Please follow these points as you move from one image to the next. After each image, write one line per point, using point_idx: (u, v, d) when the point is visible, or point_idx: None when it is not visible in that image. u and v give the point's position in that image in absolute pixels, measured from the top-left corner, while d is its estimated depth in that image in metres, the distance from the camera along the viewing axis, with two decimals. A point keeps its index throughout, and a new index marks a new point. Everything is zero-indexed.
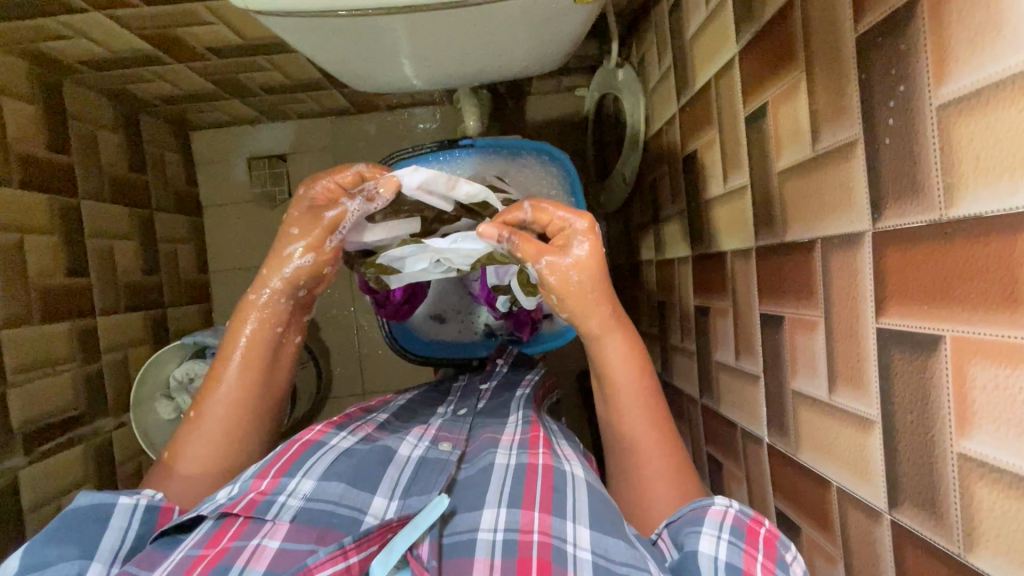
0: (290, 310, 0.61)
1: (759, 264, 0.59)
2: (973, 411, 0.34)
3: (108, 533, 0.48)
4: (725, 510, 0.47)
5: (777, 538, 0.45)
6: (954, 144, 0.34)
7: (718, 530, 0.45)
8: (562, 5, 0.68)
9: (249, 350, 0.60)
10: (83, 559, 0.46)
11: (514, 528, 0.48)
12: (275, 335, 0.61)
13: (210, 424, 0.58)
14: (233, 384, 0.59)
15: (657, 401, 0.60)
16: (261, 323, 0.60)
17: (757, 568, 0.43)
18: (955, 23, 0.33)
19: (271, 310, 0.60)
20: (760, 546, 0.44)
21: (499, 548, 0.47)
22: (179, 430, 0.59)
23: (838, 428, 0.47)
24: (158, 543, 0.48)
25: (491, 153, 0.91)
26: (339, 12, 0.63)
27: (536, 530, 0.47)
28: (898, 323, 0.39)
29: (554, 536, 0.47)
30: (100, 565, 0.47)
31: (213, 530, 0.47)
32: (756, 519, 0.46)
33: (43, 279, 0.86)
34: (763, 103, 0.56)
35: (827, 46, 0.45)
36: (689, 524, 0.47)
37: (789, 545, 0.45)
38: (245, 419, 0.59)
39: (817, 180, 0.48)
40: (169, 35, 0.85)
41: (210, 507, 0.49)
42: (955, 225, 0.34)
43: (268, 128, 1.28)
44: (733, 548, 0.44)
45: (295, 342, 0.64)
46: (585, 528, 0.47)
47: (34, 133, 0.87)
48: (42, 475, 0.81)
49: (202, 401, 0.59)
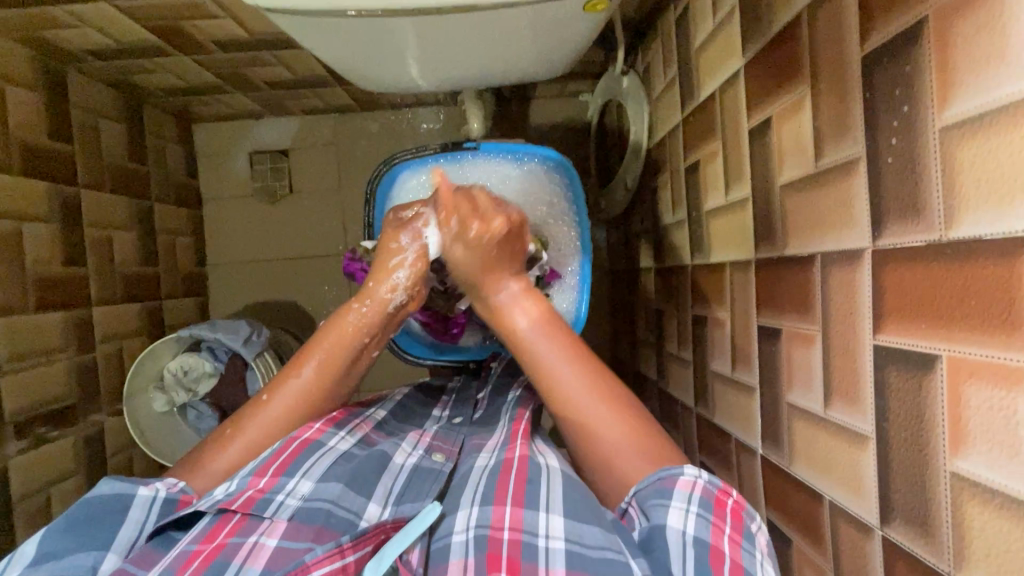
0: (383, 322, 0.63)
1: (758, 276, 0.59)
2: (968, 430, 0.35)
3: (126, 524, 0.49)
4: (694, 480, 0.46)
5: (743, 509, 0.46)
6: (956, 166, 0.35)
7: (687, 503, 0.44)
8: (571, 13, 0.69)
9: (337, 344, 0.60)
10: (99, 551, 0.47)
11: (486, 524, 0.47)
12: (360, 344, 0.61)
13: (279, 408, 0.58)
14: (310, 381, 0.59)
15: (569, 332, 0.58)
16: (356, 325, 0.61)
17: (724, 542, 0.43)
18: (960, 47, 0.34)
19: (369, 317, 0.62)
20: (727, 518, 0.44)
21: (472, 546, 0.46)
22: (246, 407, 0.58)
23: (832, 441, 0.47)
24: (154, 542, 0.49)
25: (496, 157, 0.92)
26: (348, 12, 0.63)
27: (507, 526, 0.47)
28: (894, 341, 0.40)
29: (526, 531, 0.46)
30: (114, 556, 0.48)
31: (210, 527, 0.48)
32: (723, 490, 0.46)
33: (40, 267, 0.85)
34: (766, 117, 0.56)
35: (832, 63, 0.45)
36: (655, 494, 0.46)
37: (753, 515, 0.46)
38: (303, 416, 0.59)
39: (818, 196, 0.48)
40: (176, 27, 0.85)
41: (208, 503, 0.49)
42: (955, 246, 0.35)
43: (271, 122, 1.28)
44: (701, 521, 0.44)
45: (373, 355, 0.64)
46: (558, 517, 0.46)
47: (36, 120, 0.87)
48: (31, 465, 0.80)
49: (275, 385, 0.59)
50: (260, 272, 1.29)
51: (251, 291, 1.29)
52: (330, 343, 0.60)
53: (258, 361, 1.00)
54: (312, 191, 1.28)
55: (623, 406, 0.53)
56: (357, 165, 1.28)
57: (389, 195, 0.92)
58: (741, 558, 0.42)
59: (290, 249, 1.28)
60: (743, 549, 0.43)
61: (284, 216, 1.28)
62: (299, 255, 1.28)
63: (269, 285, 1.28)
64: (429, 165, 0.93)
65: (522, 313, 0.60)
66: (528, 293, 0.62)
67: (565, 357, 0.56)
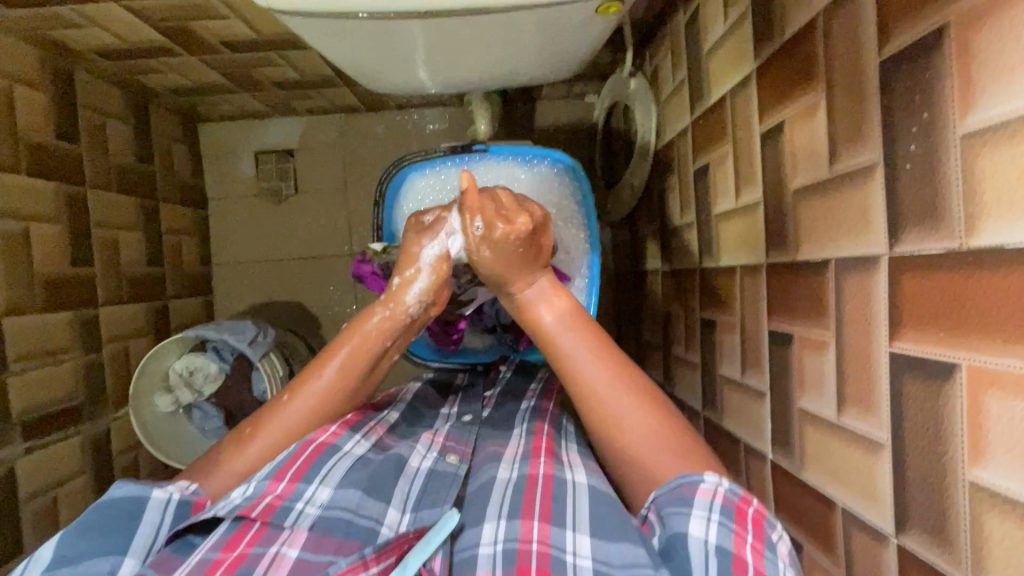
0: (407, 326, 0.62)
1: (770, 281, 0.59)
2: (987, 440, 0.34)
3: (142, 527, 0.49)
4: (714, 489, 0.45)
5: (764, 518, 0.45)
6: (977, 175, 0.34)
7: (708, 511, 0.44)
8: (582, 15, 0.68)
9: (361, 347, 0.59)
10: (117, 556, 0.47)
11: (514, 538, 0.47)
12: (382, 347, 0.60)
13: (300, 409, 0.57)
14: (331, 382, 0.58)
15: (598, 326, 0.57)
16: (378, 331, 0.60)
17: (747, 550, 0.42)
18: (982, 54, 0.34)
19: (392, 322, 0.61)
20: (749, 526, 0.44)
21: (501, 558, 0.46)
22: (266, 406, 0.58)
23: (845, 449, 0.47)
24: (172, 546, 0.49)
25: (505, 159, 0.92)
26: (359, 13, 0.63)
27: (535, 539, 0.47)
28: (912, 349, 0.40)
29: (554, 546, 0.46)
30: (132, 562, 0.48)
31: (229, 534, 0.48)
32: (744, 498, 0.45)
33: (47, 267, 0.85)
34: (779, 122, 0.56)
35: (848, 68, 0.45)
36: (675, 503, 0.46)
37: (774, 524, 0.45)
38: (319, 417, 0.58)
39: (833, 202, 0.48)
40: (184, 27, 0.85)
41: (226, 508, 0.49)
42: (976, 255, 0.34)
43: (277, 122, 1.28)
44: (723, 530, 0.43)
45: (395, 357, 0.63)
46: (585, 537, 0.47)
47: (43, 120, 0.87)
48: (38, 466, 0.80)
49: (298, 384, 0.58)
50: (265, 272, 1.29)
51: (256, 291, 1.29)
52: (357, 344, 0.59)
53: (263, 361, 1.01)
54: (317, 191, 1.28)
55: (656, 408, 0.53)
56: (363, 166, 1.28)
57: (397, 198, 0.93)
58: (764, 565, 0.42)
59: (295, 249, 1.28)
60: (766, 559, 0.42)
61: (290, 216, 1.28)
62: (304, 255, 1.28)
63: (274, 286, 1.28)
64: (436, 168, 0.93)
65: (549, 305, 0.58)
66: (555, 287, 0.59)
67: (590, 348, 0.55)
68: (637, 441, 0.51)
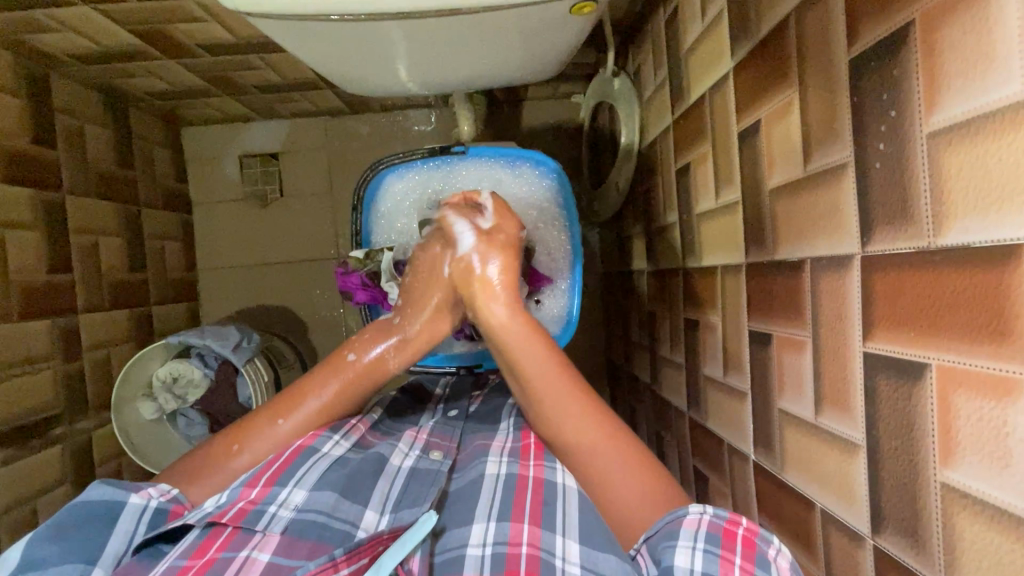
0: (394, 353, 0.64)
1: (748, 281, 0.59)
2: (957, 440, 0.34)
3: (114, 536, 0.49)
4: (700, 518, 0.44)
5: (757, 536, 0.43)
6: (944, 173, 0.34)
7: (694, 541, 0.43)
8: (558, 14, 0.68)
9: (358, 370, 0.62)
10: (86, 565, 0.47)
11: (503, 541, 0.47)
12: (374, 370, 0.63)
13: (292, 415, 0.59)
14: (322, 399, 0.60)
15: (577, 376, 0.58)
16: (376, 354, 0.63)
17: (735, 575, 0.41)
18: (945, 52, 0.33)
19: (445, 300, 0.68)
20: (738, 548, 0.43)
21: (488, 562, 0.46)
22: (248, 421, 0.59)
23: (824, 450, 0.47)
24: (141, 555, 0.49)
25: (487, 160, 0.91)
26: (332, 16, 0.62)
27: (525, 542, 0.47)
28: (884, 347, 0.39)
29: (543, 550, 0.47)
30: (101, 571, 0.47)
31: (199, 541, 0.48)
32: (732, 519, 0.44)
33: (24, 275, 0.84)
34: (755, 121, 0.56)
35: (819, 66, 0.45)
36: (665, 538, 0.44)
37: (770, 539, 0.43)
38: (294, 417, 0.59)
39: (808, 201, 0.47)
40: (162, 31, 0.84)
41: (197, 516, 0.49)
42: (943, 254, 0.34)
43: (261, 125, 1.27)
44: (710, 557, 0.42)
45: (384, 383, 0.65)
46: (575, 543, 0.48)
47: (19, 126, 0.86)
48: (16, 476, 0.79)
49: (286, 408, 0.59)
50: (250, 276, 1.28)
51: (242, 296, 1.28)
52: (349, 376, 0.61)
53: (248, 366, 0.99)
54: (302, 194, 1.27)
55: (581, 384, 0.57)
56: (348, 169, 1.27)
57: (375, 200, 0.92)
58: None
59: (280, 253, 1.27)
60: None
61: (275, 220, 1.27)
62: (289, 259, 1.27)
63: (261, 290, 1.27)
64: (415, 169, 0.92)
65: (529, 346, 0.59)
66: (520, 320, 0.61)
67: (575, 403, 0.55)
68: (598, 461, 0.52)
